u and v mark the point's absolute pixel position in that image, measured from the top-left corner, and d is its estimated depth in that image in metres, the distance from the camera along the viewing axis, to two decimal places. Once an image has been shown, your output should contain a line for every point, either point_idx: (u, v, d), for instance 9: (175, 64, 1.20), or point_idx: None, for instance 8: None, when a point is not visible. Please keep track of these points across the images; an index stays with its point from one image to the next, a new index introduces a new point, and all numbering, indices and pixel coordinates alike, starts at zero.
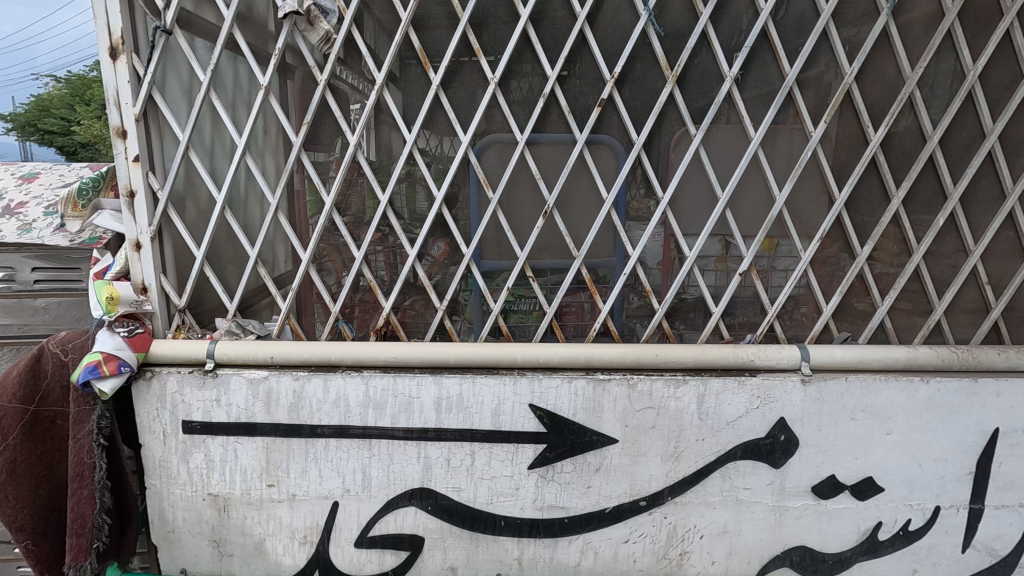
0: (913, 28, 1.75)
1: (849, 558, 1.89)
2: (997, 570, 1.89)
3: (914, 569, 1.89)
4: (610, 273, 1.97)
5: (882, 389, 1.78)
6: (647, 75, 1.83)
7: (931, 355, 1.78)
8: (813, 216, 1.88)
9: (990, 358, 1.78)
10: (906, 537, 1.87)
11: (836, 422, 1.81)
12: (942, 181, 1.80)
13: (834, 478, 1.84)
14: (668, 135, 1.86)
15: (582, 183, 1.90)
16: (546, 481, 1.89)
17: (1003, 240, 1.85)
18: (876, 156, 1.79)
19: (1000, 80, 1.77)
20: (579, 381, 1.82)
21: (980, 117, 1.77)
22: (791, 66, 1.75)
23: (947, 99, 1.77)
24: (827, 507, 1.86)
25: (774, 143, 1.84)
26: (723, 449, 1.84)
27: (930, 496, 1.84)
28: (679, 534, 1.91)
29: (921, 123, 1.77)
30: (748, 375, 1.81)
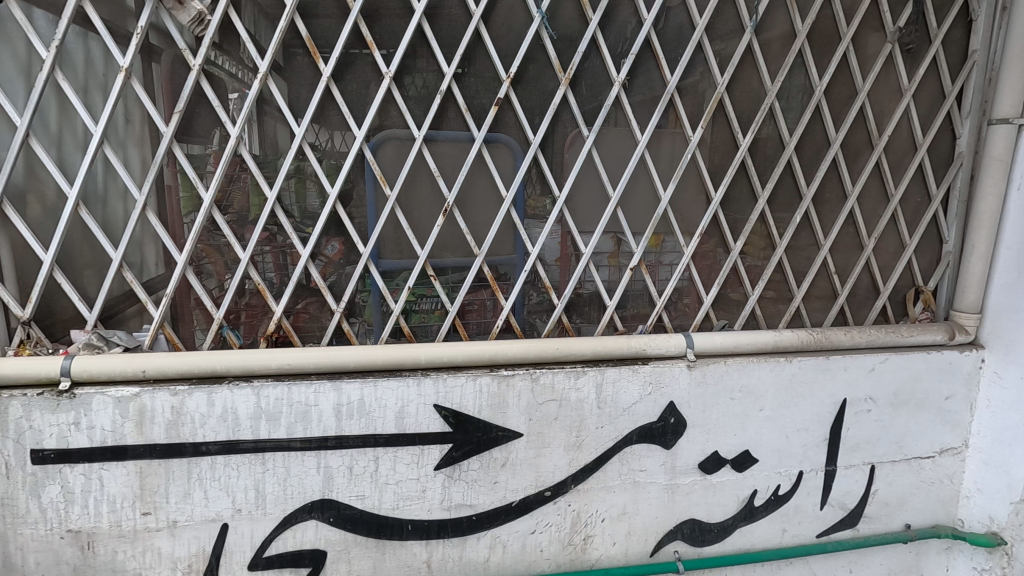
0: (771, 45, 1.95)
1: (730, 526, 2.08)
2: (849, 522, 2.17)
3: (783, 528, 2.13)
4: (511, 270, 1.99)
5: (754, 370, 1.98)
6: (541, 76, 1.88)
7: (794, 338, 2.00)
8: (693, 214, 2.04)
9: (840, 338, 2.03)
10: (777, 500, 2.10)
11: (717, 403, 1.98)
12: (798, 183, 2.03)
13: (717, 453, 2.01)
14: (561, 136, 1.92)
15: (481, 181, 1.91)
16: (453, 480, 1.88)
17: (846, 235, 2.11)
18: (745, 160, 1.98)
19: (841, 95, 2.01)
20: (483, 378, 1.83)
21: (825, 128, 2.01)
22: (672, 74, 1.89)
23: (800, 111, 1.99)
24: (711, 481, 2.03)
25: (658, 146, 1.97)
26: (620, 434, 1.94)
27: (794, 463, 2.08)
28: (582, 520, 1.99)
29: (779, 131, 1.99)
30: (641, 363, 1.93)
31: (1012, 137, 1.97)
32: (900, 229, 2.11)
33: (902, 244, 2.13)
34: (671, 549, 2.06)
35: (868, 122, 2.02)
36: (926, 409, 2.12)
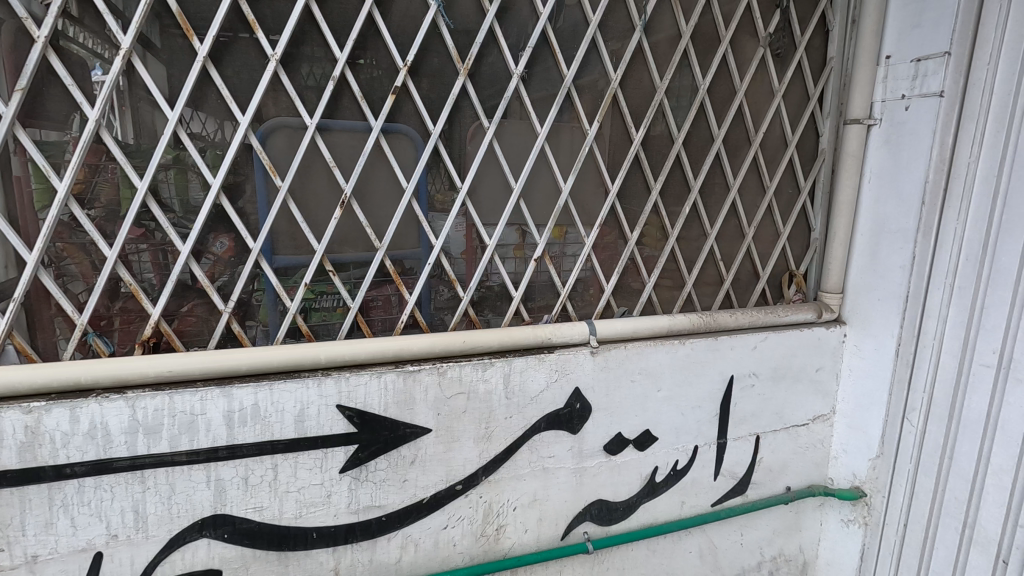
0: (660, 46, 2.05)
1: (634, 503, 2.19)
2: (739, 489, 2.35)
3: (682, 501, 2.27)
4: (416, 264, 1.95)
5: (652, 353, 2.08)
6: (440, 66, 1.85)
7: (686, 322, 2.13)
8: (593, 205, 2.11)
9: (727, 320, 2.19)
10: (676, 475, 2.23)
11: (619, 386, 2.06)
12: (686, 176, 2.16)
13: (620, 435, 2.10)
14: (462, 127, 1.90)
15: (381, 172, 1.85)
16: (360, 483, 1.82)
17: (730, 225, 2.27)
18: (638, 154, 2.07)
19: (722, 94, 2.15)
20: (388, 375, 1.78)
21: (709, 124, 2.15)
22: (568, 69, 1.94)
23: (686, 107, 2.11)
24: (616, 462, 2.12)
25: (558, 139, 2.01)
26: (529, 423, 1.97)
27: (690, 438, 2.22)
28: (494, 511, 2.00)
29: (669, 127, 2.10)
30: (546, 352, 1.97)
31: (863, 136, 2.22)
32: (775, 218, 2.31)
33: (777, 232, 2.33)
34: (581, 530, 2.13)
35: (746, 121, 2.18)
36: (800, 381, 2.34)
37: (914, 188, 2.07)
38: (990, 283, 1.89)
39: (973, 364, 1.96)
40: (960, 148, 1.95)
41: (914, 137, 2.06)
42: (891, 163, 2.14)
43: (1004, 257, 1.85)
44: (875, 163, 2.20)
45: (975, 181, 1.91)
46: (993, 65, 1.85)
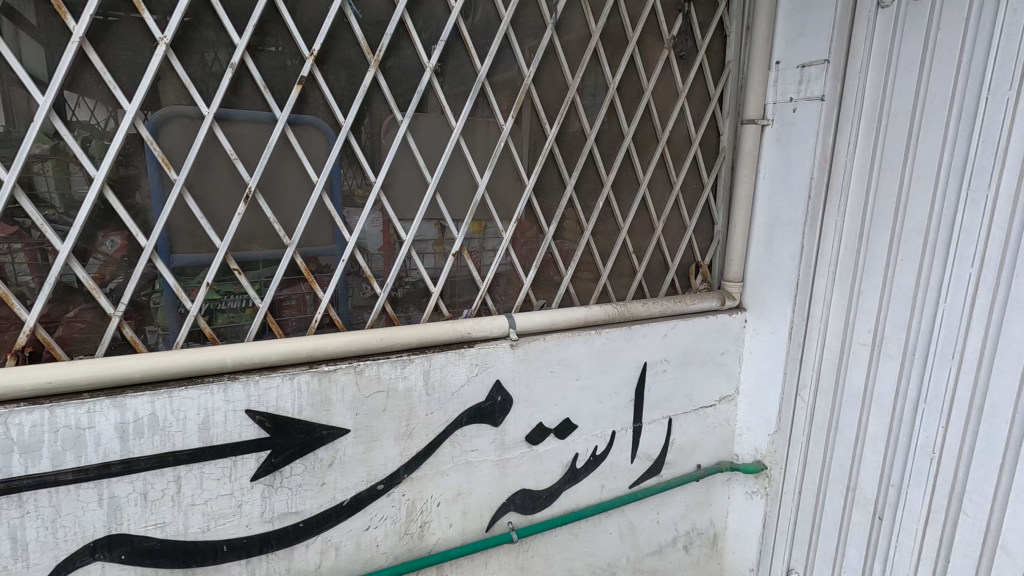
0: (571, 44, 2.10)
1: (556, 489, 2.25)
2: (655, 470, 2.48)
3: (602, 484, 2.36)
4: (330, 261, 1.89)
5: (570, 344, 2.14)
6: (349, 56, 1.79)
7: (602, 312, 2.21)
8: (510, 199, 2.13)
9: (640, 309, 2.30)
10: (595, 460, 2.32)
11: (539, 377, 2.10)
12: (599, 172, 2.23)
13: (541, 424, 2.15)
14: (375, 120, 1.86)
15: (288, 165, 1.77)
16: (274, 490, 1.75)
17: (641, 219, 2.38)
18: (553, 150, 2.12)
19: (631, 93, 2.23)
20: (302, 377, 1.72)
21: (619, 122, 2.23)
22: (482, 64, 1.95)
23: (598, 105, 2.18)
24: (538, 451, 2.17)
25: (473, 134, 2.02)
26: (450, 418, 1.97)
27: (608, 424, 2.31)
28: (417, 508, 1.99)
29: (581, 123, 2.16)
30: (467, 346, 1.97)
31: (758, 135, 2.38)
32: (682, 212, 2.44)
33: (684, 225, 2.47)
34: (505, 521, 2.17)
35: (653, 119, 2.29)
36: (707, 365, 2.49)
37: (802, 184, 2.25)
38: (865, 270, 2.09)
39: (853, 343, 2.16)
40: (839, 148, 2.14)
41: (801, 137, 2.24)
42: (782, 160, 2.32)
43: (876, 246, 2.05)
44: (768, 160, 2.38)
45: (851, 178, 2.10)
46: (865, 73, 2.04)
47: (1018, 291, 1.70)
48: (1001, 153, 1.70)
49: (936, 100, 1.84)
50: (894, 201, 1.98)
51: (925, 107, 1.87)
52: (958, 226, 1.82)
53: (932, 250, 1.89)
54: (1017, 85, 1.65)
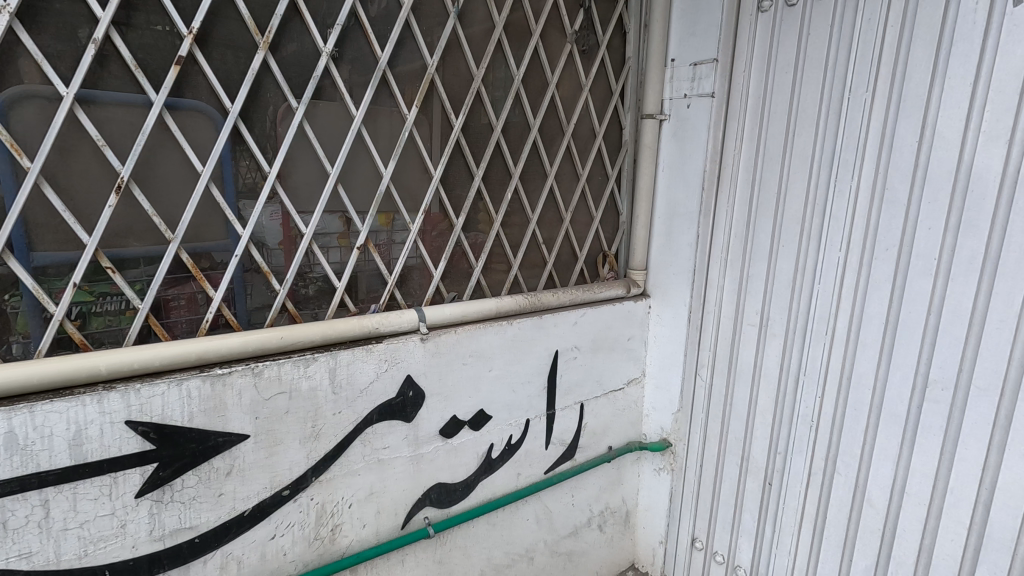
0: (475, 34, 2.08)
1: (472, 481, 2.26)
2: (569, 455, 2.55)
3: (517, 472, 2.40)
4: (222, 257, 1.76)
5: (482, 335, 2.14)
6: (235, 37, 1.66)
7: (513, 303, 2.23)
8: (417, 191, 2.09)
9: (550, 299, 2.34)
10: (510, 449, 2.35)
11: (451, 370, 2.09)
12: (507, 163, 2.24)
13: (455, 417, 2.14)
14: (268, 106, 1.75)
15: (169, 153, 1.63)
16: (164, 505, 1.62)
17: (549, 210, 2.42)
18: (460, 141, 2.10)
19: (536, 85, 2.25)
20: (191, 382, 1.59)
21: (525, 113, 2.24)
22: (383, 52, 1.88)
23: (504, 96, 2.18)
24: (452, 444, 2.16)
25: (376, 123, 1.95)
26: (360, 416, 1.91)
27: (522, 413, 2.34)
28: (328, 511, 1.92)
29: (487, 115, 2.15)
30: (375, 342, 1.92)
31: (657, 129, 2.50)
32: (589, 203, 2.51)
33: (590, 216, 2.54)
34: (421, 516, 2.15)
35: (558, 111, 2.32)
36: (615, 350, 2.59)
37: (696, 176, 2.38)
38: (752, 256, 2.24)
39: (743, 324, 2.32)
40: (727, 142, 2.28)
41: (694, 131, 2.37)
42: (678, 154, 2.44)
43: (760, 233, 2.20)
44: (666, 153, 2.49)
45: (739, 171, 2.25)
46: (749, 72, 2.18)
47: (877, 272, 1.88)
48: (861, 148, 1.87)
49: (807, 99, 2.00)
50: (775, 192, 2.13)
51: (799, 104, 2.03)
52: (827, 215, 1.99)
53: (807, 237, 2.05)
54: (873, 86, 1.82)
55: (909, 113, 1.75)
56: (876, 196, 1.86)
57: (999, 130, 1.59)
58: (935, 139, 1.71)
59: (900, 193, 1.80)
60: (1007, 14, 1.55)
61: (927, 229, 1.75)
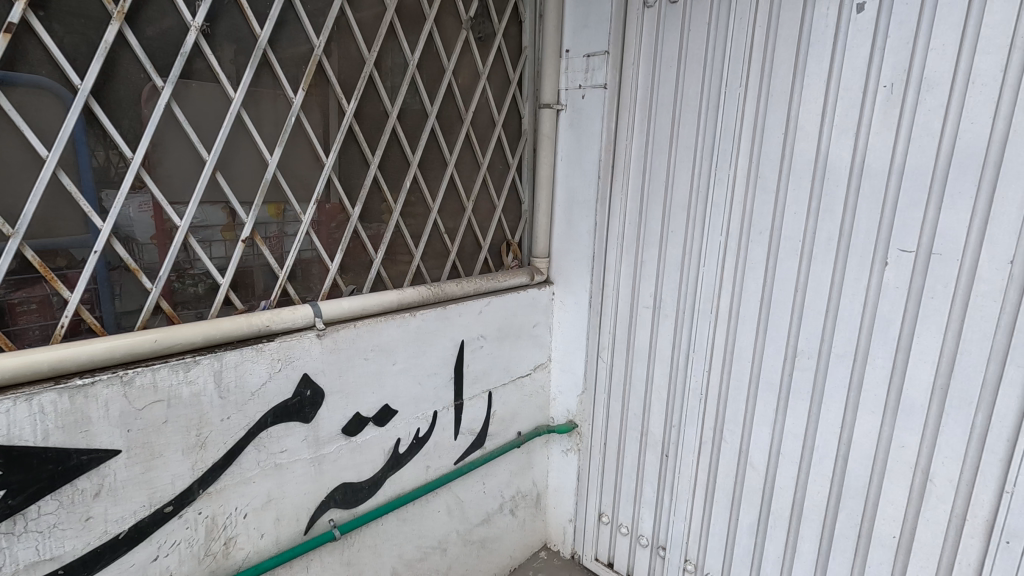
0: (365, 15, 1.99)
1: (380, 478, 2.20)
2: (478, 443, 2.56)
3: (427, 465, 2.37)
4: (80, 254, 1.57)
5: (384, 329, 2.08)
6: (82, 5, 1.47)
7: (415, 294, 2.19)
8: (309, 180, 1.97)
9: (453, 289, 2.32)
10: (418, 442, 2.31)
11: (352, 366, 2.02)
12: (404, 151, 2.18)
13: (358, 414, 2.07)
14: (128, 85, 1.57)
15: (3, 136, 1.42)
16: (17, 536, 1.43)
17: (450, 199, 2.39)
18: (352, 127, 2.01)
19: (431, 71, 2.20)
20: (44, 395, 1.41)
21: (421, 100, 2.19)
22: (262, 29, 1.75)
23: (398, 82, 2.11)
24: (357, 442, 2.10)
25: (258, 106, 1.81)
26: (252, 420, 1.80)
27: (429, 405, 2.31)
28: (220, 524, 1.79)
29: (381, 100, 2.07)
30: (266, 341, 1.80)
31: (554, 119, 2.54)
32: (490, 192, 2.50)
33: (493, 204, 2.54)
34: (326, 519, 2.06)
35: (456, 99, 2.29)
36: (521, 337, 2.63)
37: (592, 165, 2.45)
38: (644, 242, 2.35)
39: (639, 307, 2.42)
40: (620, 133, 2.36)
41: (589, 122, 2.44)
42: (575, 144, 2.51)
43: (651, 220, 2.31)
44: (564, 143, 2.55)
45: (631, 160, 2.34)
46: (637, 66, 2.27)
47: (752, 255, 2.02)
48: (736, 140, 1.99)
49: (689, 92, 2.11)
50: (663, 180, 2.23)
51: (682, 97, 2.14)
52: (709, 201, 2.10)
53: (692, 223, 2.17)
54: (745, 81, 1.95)
55: (775, 107, 1.89)
56: (750, 185, 1.99)
57: (847, 123, 1.75)
58: (797, 132, 1.86)
59: (769, 180, 1.93)
60: (852, 19, 1.70)
61: (792, 213, 1.89)
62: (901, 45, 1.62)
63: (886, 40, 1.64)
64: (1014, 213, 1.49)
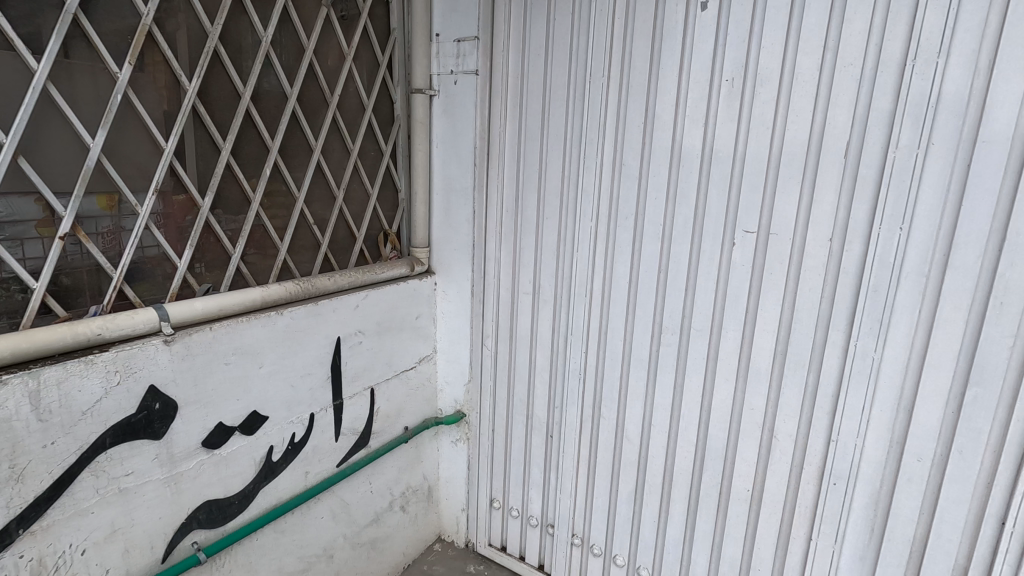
0: None
1: (252, 490, 2.04)
2: (362, 443, 2.46)
3: (306, 471, 2.24)
4: None
5: (246, 330, 1.91)
6: None
7: (281, 291, 2.03)
8: (147, 167, 1.73)
9: (325, 283, 2.18)
10: (295, 448, 2.17)
11: (209, 373, 1.83)
12: (262, 136, 1.99)
13: (221, 425, 1.90)
14: None
15: None
16: None
17: (318, 188, 2.23)
18: (197, 108, 1.79)
19: (289, 48, 2.02)
20: None
21: (278, 80, 2.01)
22: None
23: (249, 59, 1.91)
24: (221, 455, 1.92)
25: (73, 81, 1.56)
26: (85, 444, 1.58)
27: (305, 408, 2.17)
28: (50, 564, 1.57)
29: (230, 79, 1.87)
30: (98, 352, 1.58)
31: (427, 105, 2.47)
32: (363, 180, 2.38)
33: (367, 193, 2.42)
34: (189, 542, 1.89)
35: (319, 80, 2.13)
36: (403, 330, 2.55)
37: (468, 152, 2.43)
38: (521, 229, 2.37)
39: (519, 293, 2.45)
40: (493, 120, 2.35)
41: (462, 108, 2.40)
42: (450, 130, 2.47)
43: (527, 207, 2.34)
44: (439, 130, 2.50)
45: (506, 148, 2.35)
46: (507, 52, 2.27)
47: (620, 239, 2.11)
48: (602, 128, 2.07)
49: (557, 80, 2.14)
50: (537, 167, 2.27)
51: (550, 85, 2.17)
52: (579, 188, 2.17)
53: (565, 209, 2.23)
54: (608, 71, 2.02)
55: (635, 97, 1.98)
56: (616, 171, 2.07)
57: (697, 114, 1.87)
58: (655, 121, 1.96)
59: (633, 167, 2.03)
60: (698, 16, 1.81)
61: (653, 199, 2.00)
62: (739, 43, 1.76)
63: (727, 37, 1.78)
64: (831, 196, 1.69)
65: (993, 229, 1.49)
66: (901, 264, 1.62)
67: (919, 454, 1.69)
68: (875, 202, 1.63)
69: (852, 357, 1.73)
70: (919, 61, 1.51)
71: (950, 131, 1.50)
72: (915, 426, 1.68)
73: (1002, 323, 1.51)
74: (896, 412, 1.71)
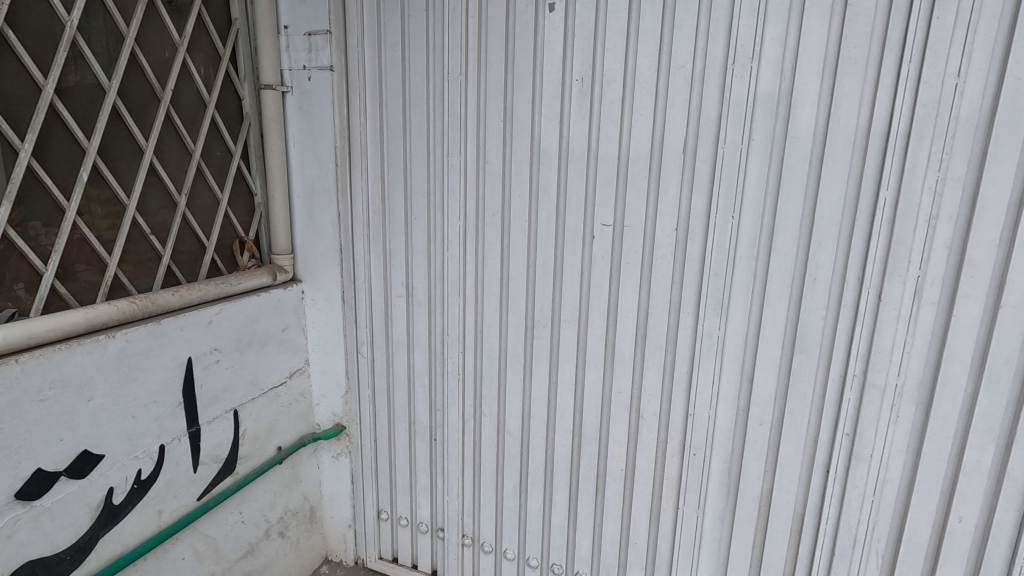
0: None
1: (89, 541, 1.80)
2: (227, 470, 2.25)
3: (158, 509, 2.00)
4: None
5: (65, 360, 1.66)
6: None
7: (111, 311, 1.78)
8: None
9: (167, 299, 1.95)
10: (142, 487, 1.93)
11: (19, 413, 1.57)
12: (75, 135, 1.73)
13: (41, 471, 1.64)
14: None
15: None
16: None
17: (153, 194, 1.99)
18: None
19: (105, 36, 1.78)
20: None
21: (92, 73, 1.76)
22: None
23: (50, 47, 1.65)
24: (43, 505, 1.66)
25: None
26: None
27: (151, 440, 1.94)
28: None
29: (26, 70, 1.61)
30: None
31: (279, 101, 2.30)
32: (209, 183, 2.17)
33: (215, 198, 2.20)
34: None
35: (146, 73, 1.90)
36: (268, 344, 2.36)
37: (328, 152, 2.31)
38: (390, 230, 2.30)
39: (392, 297, 2.38)
40: (352, 118, 2.25)
41: (319, 106, 2.27)
42: (306, 129, 2.33)
43: (394, 208, 2.27)
44: (295, 129, 2.35)
45: (367, 147, 2.26)
46: (362, 48, 2.18)
47: (488, 237, 2.12)
48: (463, 127, 2.06)
49: (416, 78, 2.10)
50: (401, 166, 2.21)
51: (410, 83, 2.12)
52: (445, 186, 2.15)
53: (432, 210, 2.20)
54: (465, 70, 2.01)
55: (493, 96, 2.00)
56: (479, 170, 2.08)
57: (552, 113, 1.93)
58: (513, 119, 1.99)
59: (495, 165, 2.05)
60: (546, 17, 1.87)
61: (517, 196, 2.04)
62: (585, 43, 1.84)
63: (574, 40, 1.85)
64: (675, 189, 1.82)
65: (804, 215, 1.70)
66: (736, 249, 1.78)
67: (760, 419, 1.88)
68: (710, 194, 1.78)
69: (701, 336, 1.88)
70: (737, 66, 1.67)
71: (766, 129, 1.68)
72: (756, 394, 1.87)
73: (816, 296, 1.73)
74: (740, 383, 1.89)
